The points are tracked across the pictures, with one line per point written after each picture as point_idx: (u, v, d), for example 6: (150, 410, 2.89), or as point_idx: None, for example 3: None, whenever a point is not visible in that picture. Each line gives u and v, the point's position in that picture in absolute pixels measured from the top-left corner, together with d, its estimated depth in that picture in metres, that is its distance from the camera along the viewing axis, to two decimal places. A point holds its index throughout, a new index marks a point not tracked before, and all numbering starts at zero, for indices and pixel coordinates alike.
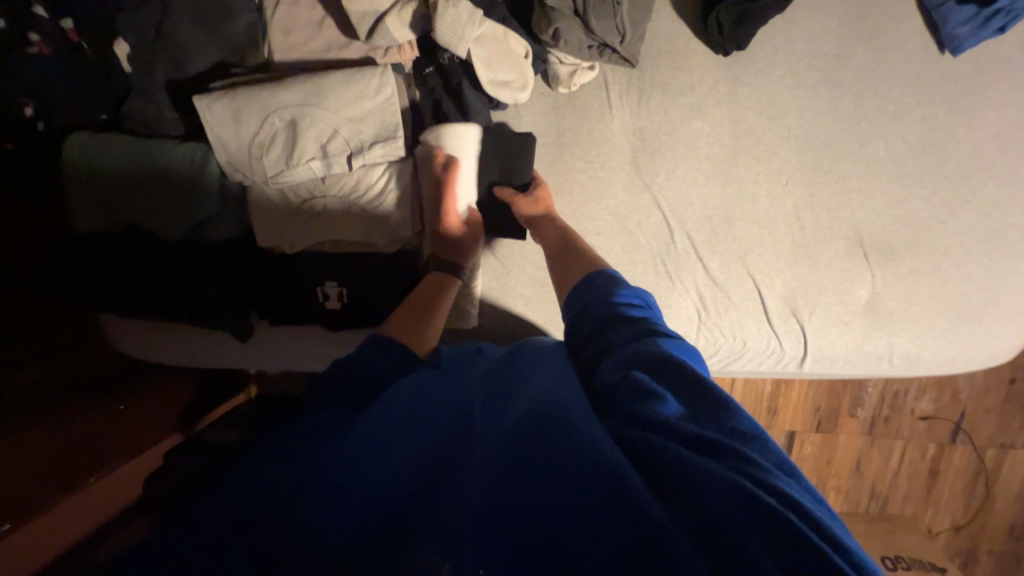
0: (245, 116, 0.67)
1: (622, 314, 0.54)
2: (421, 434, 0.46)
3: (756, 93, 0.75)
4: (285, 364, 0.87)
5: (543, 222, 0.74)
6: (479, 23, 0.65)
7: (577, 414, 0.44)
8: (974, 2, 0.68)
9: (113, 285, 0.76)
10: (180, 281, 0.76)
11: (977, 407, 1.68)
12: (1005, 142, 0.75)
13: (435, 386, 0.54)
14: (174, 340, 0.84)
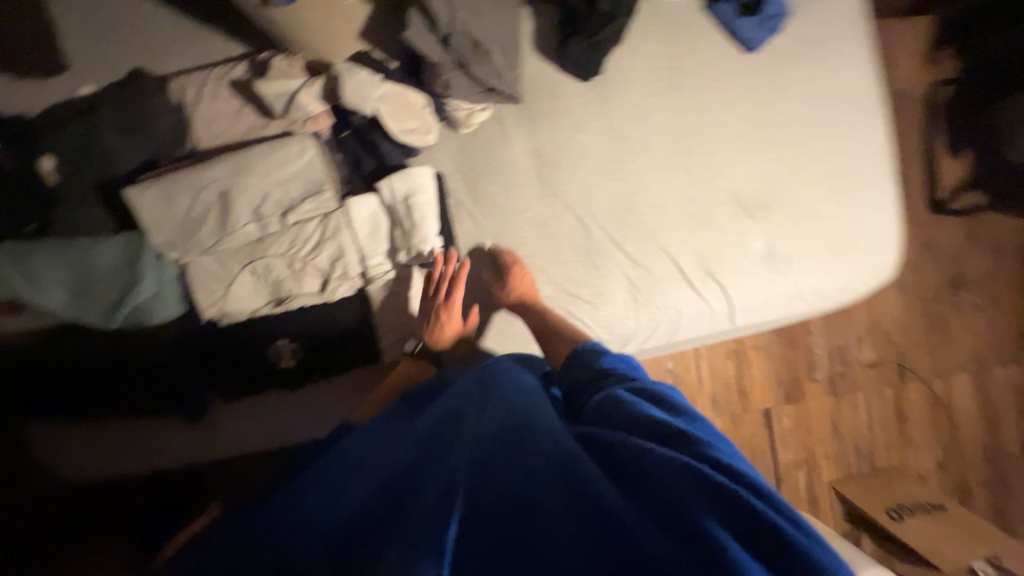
0: (178, 196, 0.72)
1: (603, 369, 0.65)
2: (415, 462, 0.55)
3: (620, 104, 0.91)
4: (245, 441, 0.83)
5: (521, 299, 0.85)
6: (379, 85, 0.77)
7: (543, 421, 0.53)
8: (750, 13, 0.91)
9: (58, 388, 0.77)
10: (126, 368, 0.77)
11: (910, 344, 1.85)
12: (816, 107, 0.95)
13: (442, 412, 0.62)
14: (128, 440, 0.81)
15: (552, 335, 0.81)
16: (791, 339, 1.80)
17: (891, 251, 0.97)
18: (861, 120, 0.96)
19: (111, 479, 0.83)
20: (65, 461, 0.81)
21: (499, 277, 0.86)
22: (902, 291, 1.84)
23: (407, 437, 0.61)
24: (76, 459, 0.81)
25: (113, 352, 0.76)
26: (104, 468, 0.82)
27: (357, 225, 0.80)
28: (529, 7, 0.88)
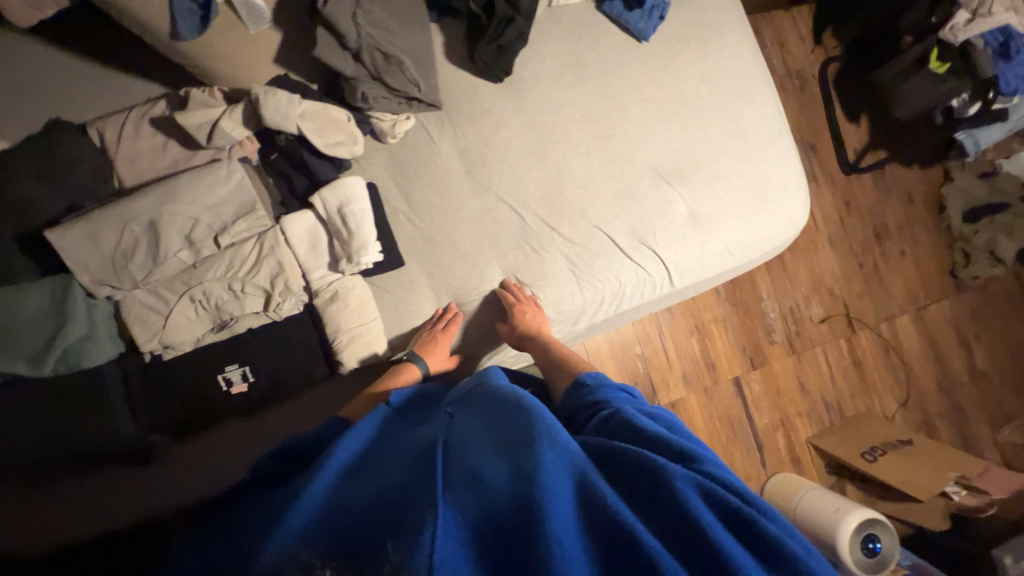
0: (103, 232, 0.71)
1: (613, 393, 0.64)
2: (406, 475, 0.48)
3: (535, 100, 0.98)
4: (202, 482, 0.80)
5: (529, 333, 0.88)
6: (298, 103, 0.79)
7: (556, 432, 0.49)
8: (636, 7, 1.01)
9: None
10: (62, 420, 0.73)
11: (852, 295, 1.97)
12: (710, 81, 1.05)
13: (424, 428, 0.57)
14: (75, 499, 0.76)
15: (559, 364, 0.81)
16: (745, 307, 1.89)
17: (800, 200, 1.07)
18: (752, 89, 1.07)
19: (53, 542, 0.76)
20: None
21: (512, 312, 0.90)
22: (835, 247, 1.98)
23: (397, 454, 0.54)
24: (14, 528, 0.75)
25: (48, 404, 0.73)
26: (50, 535, 0.76)
27: (296, 240, 0.81)
28: (436, 22, 0.95)
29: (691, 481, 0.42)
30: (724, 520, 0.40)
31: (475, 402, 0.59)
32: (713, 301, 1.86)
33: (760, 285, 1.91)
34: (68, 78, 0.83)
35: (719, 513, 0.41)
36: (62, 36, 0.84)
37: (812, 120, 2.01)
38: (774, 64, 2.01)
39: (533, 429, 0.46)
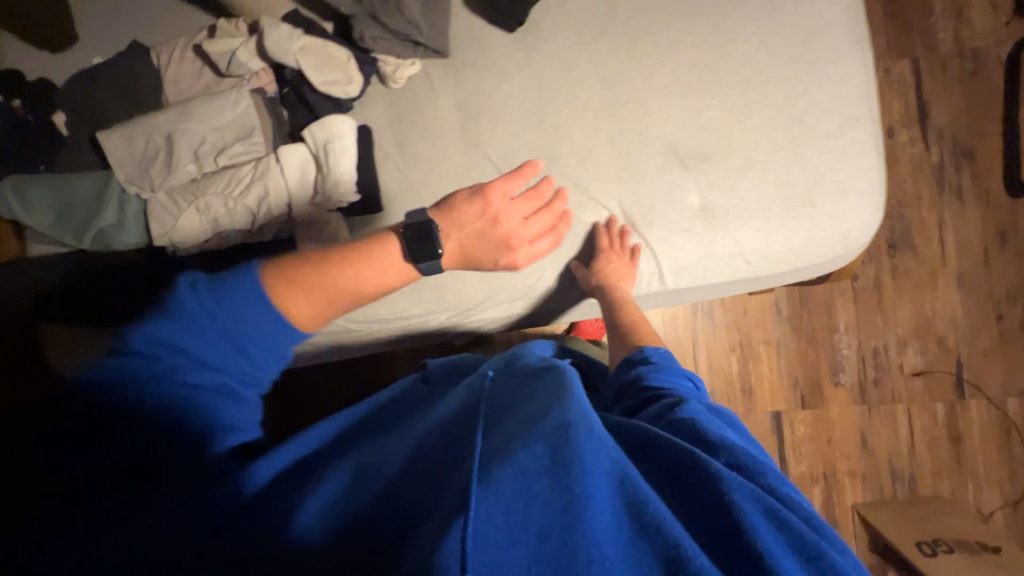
0: (135, 139, 0.86)
1: (676, 382, 0.67)
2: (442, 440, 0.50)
3: (547, 55, 0.90)
4: None
5: (602, 282, 0.85)
6: (298, 39, 0.84)
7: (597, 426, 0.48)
8: None
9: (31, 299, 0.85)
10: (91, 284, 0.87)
11: (972, 353, 1.54)
12: (771, 47, 0.85)
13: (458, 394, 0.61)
14: None
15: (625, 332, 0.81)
16: (811, 335, 1.58)
17: (866, 211, 0.83)
18: (828, 60, 0.84)
19: None
20: None
21: (598, 253, 0.86)
22: (964, 288, 1.54)
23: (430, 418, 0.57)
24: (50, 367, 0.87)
25: (85, 271, 0.88)
26: None
27: (286, 169, 0.88)
28: None
29: (756, 502, 0.43)
30: (791, 550, 0.41)
31: (514, 384, 0.60)
32: (770, 320, 1.59)
33: (838, 313, 1.57)
34: (145, 5, 0.98)
35: (791, 543, 0.41)
36: None
37: (975, 118, 1.54)
38: (937, 40, 1.55)
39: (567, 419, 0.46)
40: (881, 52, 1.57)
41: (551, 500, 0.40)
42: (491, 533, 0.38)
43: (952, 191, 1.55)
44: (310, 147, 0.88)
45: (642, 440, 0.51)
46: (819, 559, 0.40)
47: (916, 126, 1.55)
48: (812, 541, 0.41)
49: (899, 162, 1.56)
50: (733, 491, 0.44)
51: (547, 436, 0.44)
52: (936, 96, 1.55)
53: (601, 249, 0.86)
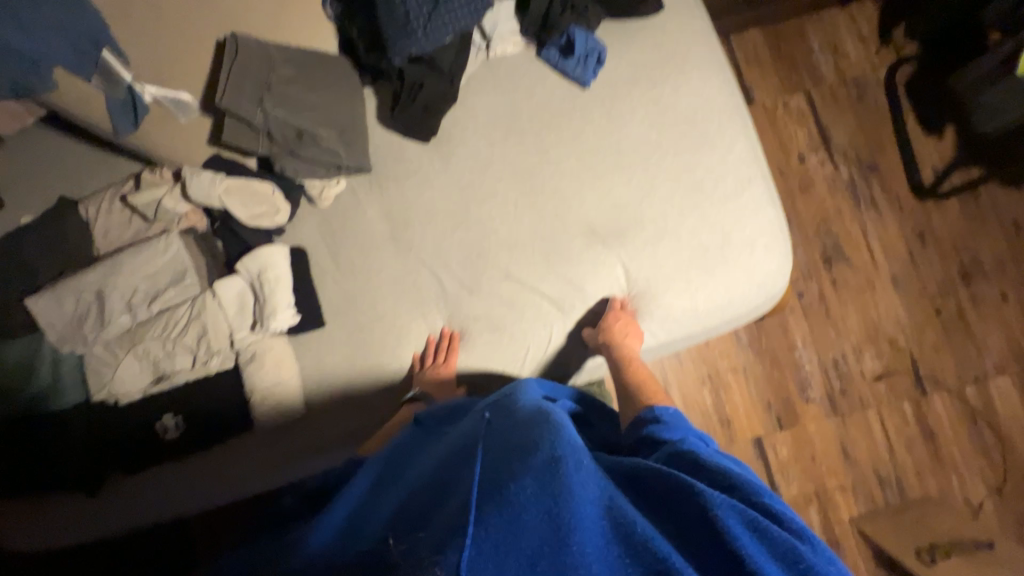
0: (64, 299, 0.86)
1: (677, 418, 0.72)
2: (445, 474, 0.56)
3: (462, 159, 0.97)
4: (165, 503, 0.92)
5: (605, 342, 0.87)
6: (221, 181, 0.88)
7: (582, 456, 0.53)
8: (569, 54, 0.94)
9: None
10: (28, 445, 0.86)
11: (923, 348, 1.61)
12: (662, 126, 0.94)
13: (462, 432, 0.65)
14: (61, 513, 0.91)
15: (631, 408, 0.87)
16: (773, 356, 1.62)
17: (776, 259, 0.89)
18: (714, 130, 0.93)
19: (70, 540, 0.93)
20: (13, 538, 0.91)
21: (607, 317, 0.88)
22: (900, 289, 1.63)
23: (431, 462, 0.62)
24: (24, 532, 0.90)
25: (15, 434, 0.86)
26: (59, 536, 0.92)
27: (224, 302, 0.90)
28: (369, 85, 0.98)
29: (738, 516, 0.51)
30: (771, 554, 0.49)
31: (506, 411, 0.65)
32: (732, 347, 1.63)
33: (793, 330, 1.63)
34: (74, 162, 1.01)
35: (771, 547, 0.49)
36: (71, 127, 1.02)
37: (870, 136, 1.69)
38: (821, 73, 1.72)
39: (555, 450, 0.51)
40: (777, 89, 1.72)
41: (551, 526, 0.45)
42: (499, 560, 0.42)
43: (868, 202, 1.67)
44: (247, 278, 0.91)
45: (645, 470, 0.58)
46: (792, 559, 0.49)
47: (822, 150, 1.69)
48: (788, 546, 0.49)
49: (815, 183, 1.68)
50: (717, 508, 0.51)
51: (547, 467, 0.50)
52: (832, 121, 1.70)
53: (608, 312, 0.89)
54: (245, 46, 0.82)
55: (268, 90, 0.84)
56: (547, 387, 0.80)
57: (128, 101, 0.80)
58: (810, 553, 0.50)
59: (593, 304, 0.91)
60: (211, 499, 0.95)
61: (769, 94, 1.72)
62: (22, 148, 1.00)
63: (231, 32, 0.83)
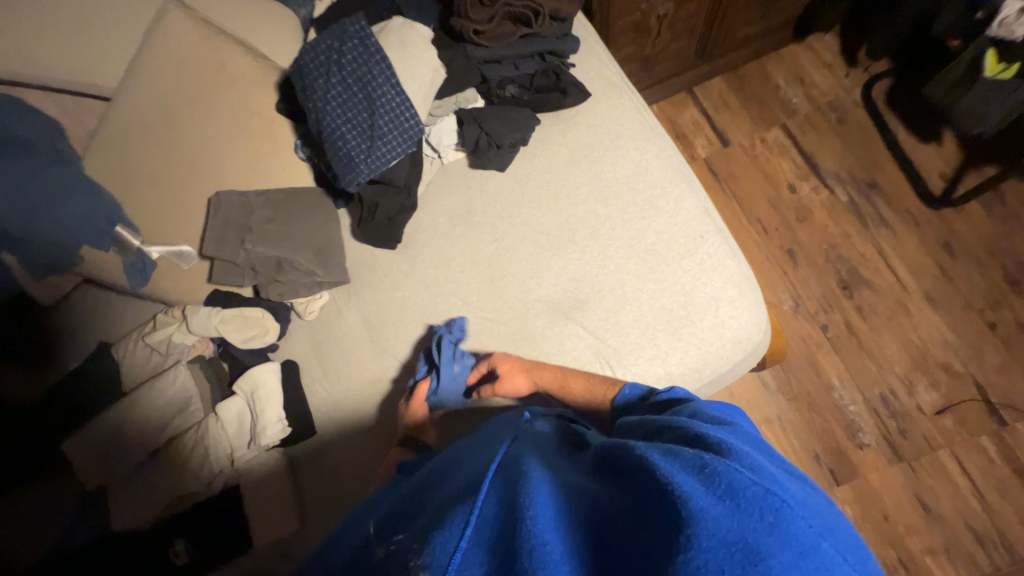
0: (89, 439, 0.96)
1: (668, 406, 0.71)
2: (434, 500, 0.62)
3: (427, 258, 1.04)
4: None
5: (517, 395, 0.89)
6: (218, 314, 0.99)
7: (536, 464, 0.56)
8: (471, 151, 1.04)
9: None
10: None
11: (985, 371, 1.41)
12: (606, 199, 0.97)
13: (449, 454, 0.76)
14: None
15: None
16: (809, 400, 1.48)
17: (746, 312, 0.86)
18: (659, 195, 0.95)
19: None
20: None
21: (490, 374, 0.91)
22: (939, 307, 1.48)
23: (426, 493, 0.67)
24: None
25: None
26: None
27: (226, 424, 0.98)
28: (344, 207, 1.10)
29: (699, 467, 0.47)
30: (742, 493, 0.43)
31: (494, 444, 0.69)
32: (760, 396, 1.50)
33: (825, 368, 1.49)
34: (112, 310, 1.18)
35: (692, 466, 0.48)
36: None
37: (861, 155, 1.64)
38: (794, 104, 1.73)
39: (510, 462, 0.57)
40: (751, 127, 1.74)
41: (503, 500, 0.49)
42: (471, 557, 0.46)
43: (876, 221, 1.58)
44: (242, 397, 0.99)
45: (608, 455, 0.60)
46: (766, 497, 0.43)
47: (812, 177, 1.65)
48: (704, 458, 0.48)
49: (813, 210, 1.62)
50: (667, 466, 0.48)
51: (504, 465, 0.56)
52: (816, 148, 1.68)
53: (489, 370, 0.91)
54: (223, 199, 0.96)
55: (247, 231, 0.97)
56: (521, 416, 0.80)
57: (139, 261, 0.95)
58: (792, 498, 0.44)
59: (525, 182, 1.03)
60: None
61: (744, 134, 1.73)
62: None
63: (214, 191, 0.98)
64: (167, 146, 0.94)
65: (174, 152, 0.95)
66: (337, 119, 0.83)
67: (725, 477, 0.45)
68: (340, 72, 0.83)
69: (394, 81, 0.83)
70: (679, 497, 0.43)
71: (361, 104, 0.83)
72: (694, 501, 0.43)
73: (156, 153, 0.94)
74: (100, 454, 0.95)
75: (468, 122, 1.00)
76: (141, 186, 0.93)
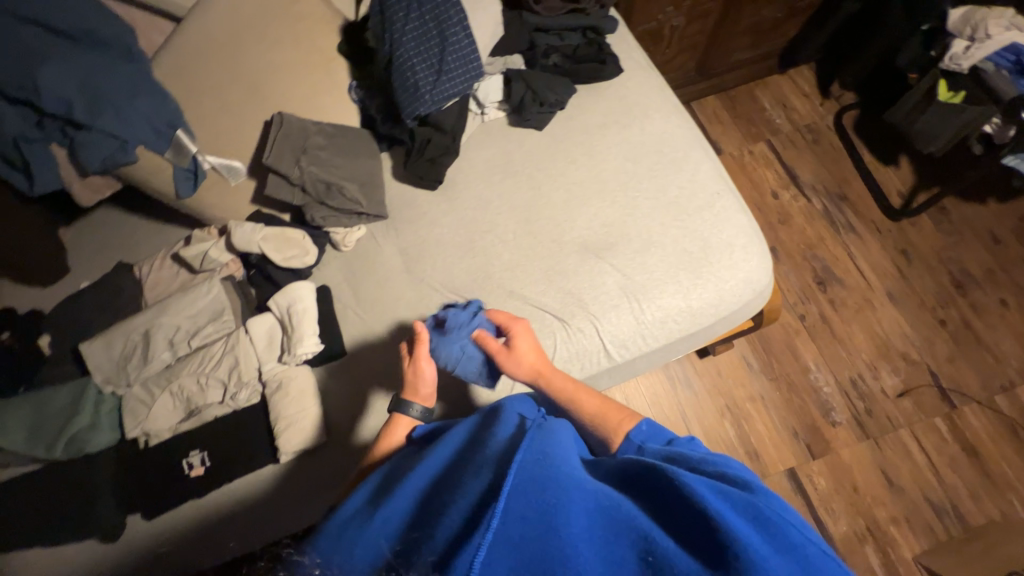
0: (114, 342, 0.97)
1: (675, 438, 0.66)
2: (433, 492, 0.54)
3: (467, 200, 1.11)
4: (184, 543, 0.90)
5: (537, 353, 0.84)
6: (260, 230, 1.02)
7: (562, 463, 0.50)
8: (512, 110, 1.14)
9: (16, 523, 0.87)
10: (64, 491, 0.88)
11: (937, 361, 1.60)
12: (635, 157, 1.09)
13: (449, 438, 0.64)
14: (87, 561, 0.89)
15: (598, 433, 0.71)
16: (788, 381, 1.61)
17: (755, 257, 0.98)
18: (680, 157, 1.08)
19: None
20: None
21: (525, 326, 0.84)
22: (899, 304, 1.67)
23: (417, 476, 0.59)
24: None
25: (55, 479, 0.89)
26: None
27: (255, 338, 0.98)
28: (385, 150, 1.16)
29: (748, 512, 0.45)
30: (794, 552, 0.42)
31: (495, 429, 0.61)
32: (745, 376, 1.62)
33: (803, 353, 1.64)
34: (134, 232, 1.17)
35: (741, 513, 0.45)
36: (131, 202, 1.19)
37: (833, 171, 1.87)
38: (777, 124, 1.96)
39: (532, 459, 0.50)
40: (740, 140, 1.94)
41: (537, 510, 0.44)
42: (497, 559, 0.42)
43: (846, 227, 1.79)
44: (276, 311, 1.00)
45: (632, 468, 0.54)
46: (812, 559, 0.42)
47: (792, 187, 1.86)
48: (756, 504, 0.45)
49: (793, 215, 1.82)
50: (718, 504, 0.44)
51: (529, 464, 0.49)
52: (795, 162, 1.90)
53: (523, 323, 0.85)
54: (282, 118, 1.02)
55: (302, 152, 1.02)
56: (524, 404, 0.72)
57: (191, 169, 0.97)
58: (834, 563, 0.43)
59: (561, 140, 1.13)
60: (226, 536, 0.92)
61: (734, 145, 1.94)
62: (93, 225, 1.17)
63: (276, 111, 1.03)
64: (231, 65, 0.99)
65: (238, 71, 1.00)
66: (412, 50, 1.00)
67: (777, 530, 0.43)
68: (419, 10, 1.01)
69: (466, 21, 1.00)
70: (738, 542, 0.40)
71: (435, 38, 1.00)
72: (756, 552, 0.40)
73: (222, 70, 0.98)
74: (125, 360, 0.97)
75: (516, 80, 1.10)
76: (204, 98, 0.97)
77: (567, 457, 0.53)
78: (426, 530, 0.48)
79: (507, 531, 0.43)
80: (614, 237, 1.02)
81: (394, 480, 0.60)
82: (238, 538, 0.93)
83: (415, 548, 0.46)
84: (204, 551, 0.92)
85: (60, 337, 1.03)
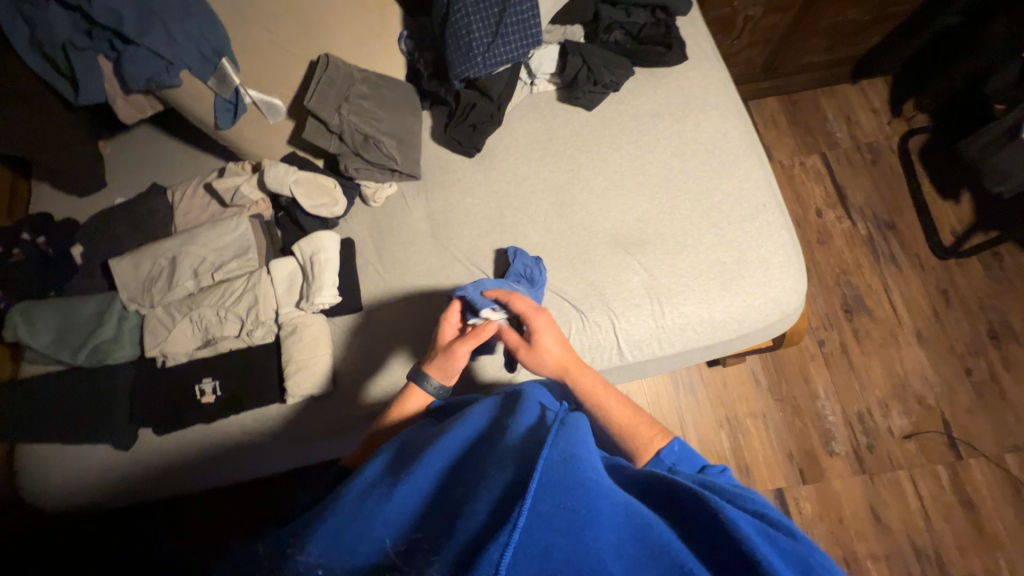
0: (142, 263, 1.00)
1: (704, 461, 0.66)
2: (455, 477, 0.54)
3: (502, 172, 1.08)
4: (187, 463, 0.95)
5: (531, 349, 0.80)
6: (293, 172, 1.02)
7: (591, 469, 0.50)
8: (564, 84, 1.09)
9: (37, 418, 0.92)
10: (84, 396, 0.93)
11: (953, 408, 1.55)
12: (684, 154, 1.04)
13: (469, 415, 0.64)
14: (99, 464, 0.94)
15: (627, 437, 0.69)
16: (794, 404, 1.59)
17: (791, 278, 0.94)
18: (731, 161, 1.02)
19: (91, 500, 0.95)
20: (37, 484, 0.94)
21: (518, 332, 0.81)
22: (926, 346, 1.61)
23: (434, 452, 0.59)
24: (56, 480, 0.94)
25: (77, 384, 0.94)
26: (85, 493, 0.95)
27: (276, 280, 1.00)
28: (427, 109, 1.12)
29: (786, 556, 0.45)
30: None
31: (517, 417, 0.61)
32: (751, 392, 1.60)
33: (815, 379, 1.60)
34: (170, 155, 1.17)
35: (786, 561, 0.45)
36: (170, 125, 1.19)
37: (887, 196, 1.77)
38: (836, 138, 1.84)
39: (561, 461, 0.50)
40: (794, 149, 1.84)
41: (570, 518, 0.45)
42: (524, 560, 0.42)
43: (888, 258, 1.70)
44: (298, 257, 1.01)
45: (663, 485, 0.53)
46: None
47: (839, 206, 1.77)
48: (805, 557, 0.45)
49: (833, 236, 1.74)
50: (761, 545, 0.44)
51: (556, 466, 0.49)
52: (848, 181, 1.79)
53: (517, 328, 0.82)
54: (327, 60, 0.99)
55: (345, 98, 0.99)
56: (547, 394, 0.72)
57: (232, 101, 0.96)
58: None
59: (609, 124, 1.08)
60: (227, 464, 0.97)
61: (786, 154, 1.84)
62: (131, 142, 1.18)
63: (323, 53, 1.00)
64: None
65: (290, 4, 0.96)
66: (470, 8, 0.95)
67: None
68: None
69: None
70: None
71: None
72: None
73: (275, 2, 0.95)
74: (151, 281, 0.99)
75: (572, 54, 1.05)
76: (253, 29, 0.94)
77: (594, 462, 0.53)
78: (448, 517, 0.48)
79: (534, 534, 0.43)
80: (646, 234, 0.99)
81: (408, 452, 0.60)
82: (239, 465, 0.98)
83: (438, 534, 0.47)
84: (206, 472, 0.97)
85: (91, 248, 1.05)
